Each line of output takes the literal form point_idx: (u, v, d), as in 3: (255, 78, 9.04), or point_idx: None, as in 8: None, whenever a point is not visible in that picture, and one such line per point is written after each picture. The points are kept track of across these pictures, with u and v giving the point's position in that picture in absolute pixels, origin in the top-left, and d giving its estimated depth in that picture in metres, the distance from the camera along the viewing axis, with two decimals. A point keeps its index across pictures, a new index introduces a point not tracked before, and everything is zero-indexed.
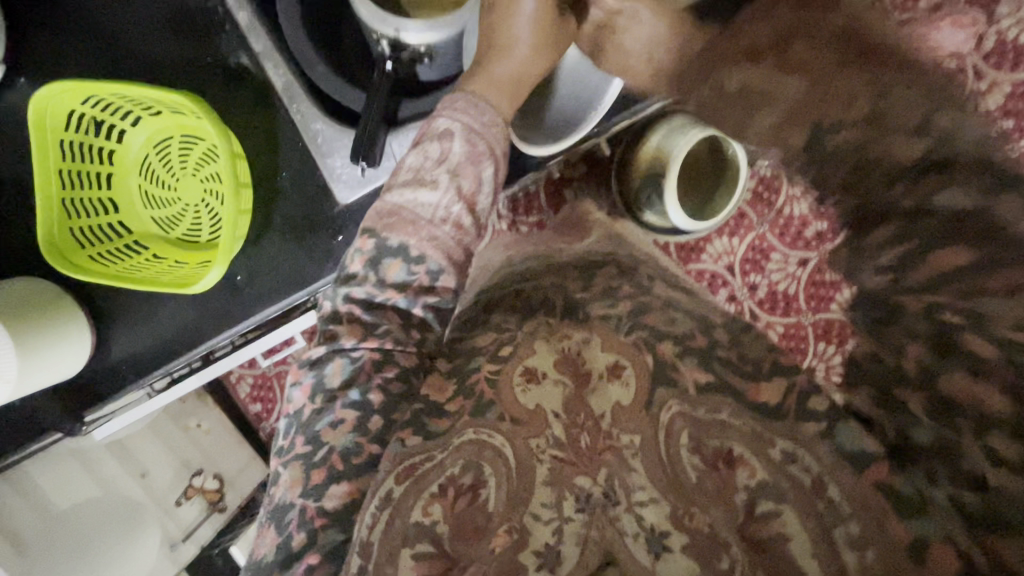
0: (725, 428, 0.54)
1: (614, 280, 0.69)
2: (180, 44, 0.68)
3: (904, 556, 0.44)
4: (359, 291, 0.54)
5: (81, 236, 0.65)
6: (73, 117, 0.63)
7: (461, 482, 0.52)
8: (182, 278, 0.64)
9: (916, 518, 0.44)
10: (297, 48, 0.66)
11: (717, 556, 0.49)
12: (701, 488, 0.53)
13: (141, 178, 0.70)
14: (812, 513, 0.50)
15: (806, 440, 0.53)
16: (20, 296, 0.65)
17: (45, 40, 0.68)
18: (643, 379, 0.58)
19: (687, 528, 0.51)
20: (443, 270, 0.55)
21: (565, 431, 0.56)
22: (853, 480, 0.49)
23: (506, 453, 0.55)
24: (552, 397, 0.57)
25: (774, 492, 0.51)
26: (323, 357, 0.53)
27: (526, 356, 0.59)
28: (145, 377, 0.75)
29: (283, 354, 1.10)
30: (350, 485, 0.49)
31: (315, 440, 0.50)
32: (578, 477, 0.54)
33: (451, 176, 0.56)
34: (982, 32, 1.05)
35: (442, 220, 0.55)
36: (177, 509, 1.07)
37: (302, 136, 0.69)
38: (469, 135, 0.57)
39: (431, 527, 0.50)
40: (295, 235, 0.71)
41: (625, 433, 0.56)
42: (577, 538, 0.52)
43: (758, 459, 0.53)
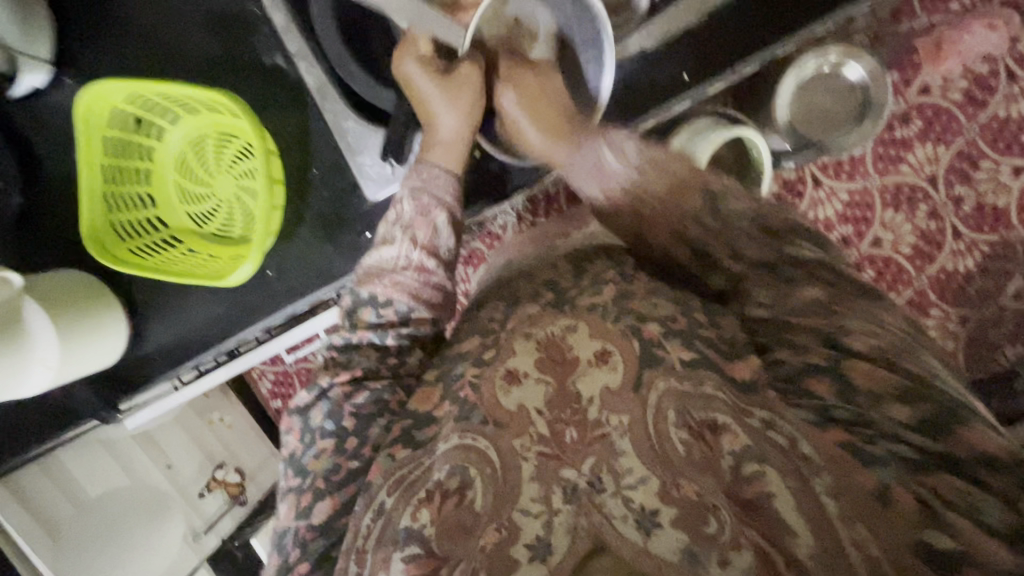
0: (710, 400, 0.44)
1: (603, 266, 0.61)
2: (218, 45, 0.70)
3: (869, 503, 0.39)
4: (338, 339, 0.56)
5: (121, 229, 0.68)
6: (116, 114, 0.66)
7: (446, 486, 0.45)
8: (214, 271, 0.66)
9: (877, 468, 0.40)
10: (330, 48, 0.66)
11: (704, 518, 0.39)
12: (689, 460, 0.42)
13: (178, 174, 0.72)
14: (800, 470, 0.40)
15: (775, 404, 0.44)
16: (63, 286, 0.67)
17: (89, 42, 0.70)
18: (633, 364, 0.47)
19: (675, 500, 0.40)
20: (412, 309, 0.56)
21: (550, 428, 0.46)
22: (817, 432, 0.42)
23: (491, 456, 0.46)
24: (533, 392, 0.48)
25: (756, 454, 0.41)
26: (308, 402, 0.54)
27: (505, 357, 0.51)
28: (177, 368, 0.77)
29: (305, 351, 1.14)
30: (332, 499, 0.48)
31: (304, 471, 0.51)
32: (564, 469, 0.44)
33: (404, 230, 0.57)
34: (1018, 33, 1.01)
35: (404, 266, 0.56)
36: (201, 500, 1.08)
37: (334, 134, 0.70)
38: (415, 194, 0.58)
39: (419, 531, 0.44)
40: (322, 234, 0.72)
41: (614, 415, 0.45)
42: (567, 526, 0.41)
43: (743, 425, 0.43)
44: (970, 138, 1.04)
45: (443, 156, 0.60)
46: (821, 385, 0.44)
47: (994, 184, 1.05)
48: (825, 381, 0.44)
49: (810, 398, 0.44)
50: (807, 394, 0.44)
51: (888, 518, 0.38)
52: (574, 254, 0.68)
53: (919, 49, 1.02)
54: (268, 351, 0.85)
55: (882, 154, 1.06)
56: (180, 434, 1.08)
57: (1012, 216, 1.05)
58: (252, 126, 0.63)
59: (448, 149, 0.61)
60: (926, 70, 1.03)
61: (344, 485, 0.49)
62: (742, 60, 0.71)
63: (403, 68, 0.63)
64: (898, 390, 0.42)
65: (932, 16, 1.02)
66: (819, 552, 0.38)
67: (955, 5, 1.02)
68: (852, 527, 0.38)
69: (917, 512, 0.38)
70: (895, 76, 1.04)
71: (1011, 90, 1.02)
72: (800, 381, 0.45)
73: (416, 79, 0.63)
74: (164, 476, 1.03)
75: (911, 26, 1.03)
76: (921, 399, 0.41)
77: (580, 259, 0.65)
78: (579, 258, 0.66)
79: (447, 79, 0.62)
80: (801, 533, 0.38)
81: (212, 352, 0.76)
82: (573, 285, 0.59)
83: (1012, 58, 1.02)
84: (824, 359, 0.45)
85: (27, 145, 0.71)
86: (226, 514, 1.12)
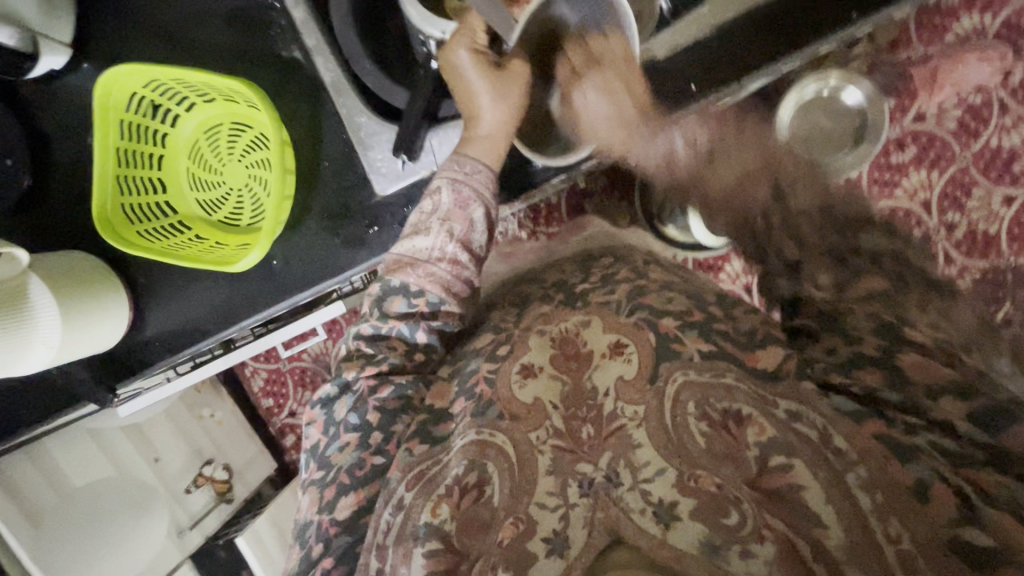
0: (731, 391, 0.46)
1: (611, 267, 0.64)
2: (236, 36, 0.72)
3: (905, 496, 0.38)
4: (366, 328, 0.56)
5: (129, 212, 0.68)
6: (133, 99, 0.66)
7: (465, 482, 0.45)
8: (221, 258, 0.67)
9: (913, 462, 0.39)
10: (347, 45, 0.69)
11: (723, 510, 0.41)
12: (710, 452, 0.44)
13: (190, 161, 0.73)
14: (824, 463, 0.41)
15: (809, 398, 0.44)
16: (71, 267, 0.67)
17: (110, 29, 0.72)
18: (647, 355, 0.49)
19: (693, 491, 0.42)
20: (443, 301, 0.56)
21: (565, 423, 0.48)
22: (852, 426, 0.42)
23: (507, 451, 0.47)
24: (546, 388, 0.50)
25: (783, 445, 0.42)
26: (331, 394, 0.55)
27: (520, 353, 0.53)
28: (176, 355, 0.77)
29: (302, 346, 1.15)
30: (358, 495, 0.49)
31: (326, 465, 0.51)
32: (580, 464, 0.46)
33: (441, 222, 0.57)
34: (1010, 67, 1.04)
35: (438, 258, 0.56)
36: (187, 496, 1.07)
37: (347, 129, 0.70)
38: (456, 185, 0.58)
39: (439, 527, 0.44)
40: (330, 224, 0.73)
41: (630, 405, 0.47)
42: (583, 520, 0.44)
43: (768, 416, 0.44)
44: (963, 166, 1.07)
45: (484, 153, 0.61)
46: (871, 375, 0.44)
47: (986, 212, 1.07)
48: (878, 374, 0.44)
49: (852, 381, 0.45)
50: (852, 378, 0.45)
51: (923, 511, 0.37)
52: (581, 257, 0.71)
53: (917, 77, 1.05)
54: (265, 344, 0.86)
55: (878, 178, 1.09)
56: (169, 427, 1.07)
57: (1002, 244, 1.07)
58: (268, 114, 0.64)
59: (494, 144, 0.62)
60: (922, 99, 1.06)
61: (368, 482, 0.49)
62: (747, 77, 0.72)
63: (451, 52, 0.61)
64: (948, 384, 0.42)
65: (928, 47, 1.05)
66: (847, 546, 0.38)
67: (951, 37, 1.05)
68: (887, 520, 0.38)
69: (956, 506, 0.37)
70: (892, 103, 1.07)
71: (1004, 121, 1.06)
72: (853, 367, 0.46)
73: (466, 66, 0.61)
74: (151, 470, 1.02)
75: (908, 55, 1.06)
76: (973, 395, 0.41)
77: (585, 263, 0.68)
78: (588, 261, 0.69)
79: (498, 73, 0.61)
80: (830, 525, 0.39)
81: (211, 340, 0.76)
82: (583, 282, 0.62)
83: (1004, 91, 1.05)
84: None
85: (40, 126, 0.72)
86: (212, 511, 1.10)
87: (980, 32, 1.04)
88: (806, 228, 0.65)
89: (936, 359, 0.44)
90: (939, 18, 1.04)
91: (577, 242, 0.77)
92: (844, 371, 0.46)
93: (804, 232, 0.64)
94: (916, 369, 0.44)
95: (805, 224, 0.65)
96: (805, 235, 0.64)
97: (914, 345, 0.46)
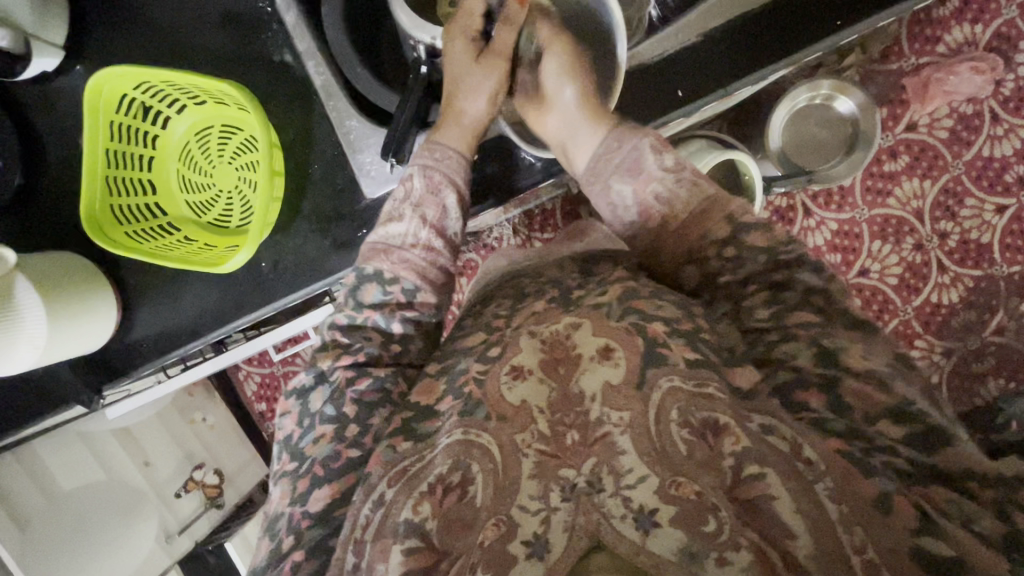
0: (713, 400, 0.45)
1: (609, 268, 0.63)
2: (229, 40, 0.72)
3: (870, 509, 0.41)
4: (341, 318, 0.56)
5: (119, 213, 0.68)
6: (123, 101, 0.67)
7: (448, 481, 0.44)
8: (208, 259, 0.67)
9: (874, 476, 0.42)
10: (339, 49, 0.70)
11: (704, 518, 0.39)
12: (691, 459, 0.42)
13: (180, 163, 0.73)
14: (795, 474, 0.42)
15: (776, 411, 0.46)
16: (60, 268, 0.67)
17: (103, 31, 0.72)
18: (634, 361, 0.47)
19: (675, 499, 0.40)
20: (418, 288, 0.56)
21: (550, 428, 0.45)
22: (817, 437, 0.45)
23: (493, 452, 0.45)
24: (535, 391, 0.48)
25: (757, 455, 0.42)
26: (307, 385, 0.54)
27: (510, 354, 0.51)
28: (162, 357, 0.77)
29: (293, 349, 1.14)
30: (333, 487, 0.49)
31: (300, 456, 0.51)
32: (563, 468, 0.43)
33: (414, 208, 0.58)
34: (1000, 77, 1.05)
35: (412, 245, 0.57)
36: (176, 500, 1.06)
37: (337, 132, 0.71)
38: (426, 170, 0.60)
39: (420, 525, 0.43)
40: (320, 227, 0.73)
41: (615, 412, 0.44)
42: (565, 524, 0.40)
43: (744, 429, 0.43)
44: (955, 176, 1.08)
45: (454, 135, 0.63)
46: (813, 398, 0.47)
47: (978, 221, 1.08)
48: (819, 396, 0.47)
49: (800, 410, 0.47)
50: (799, 405, 0.47)
51: (886, 522, 0.40)
52: (580, 259, 0.70)
53: (908, 87, 1.06)
54: (258, 346, 0.87)
55: (871, 187, 1.09)
56: (161, 430, 1.07)
57: (994, 253, 1.07)
58: (257, 116, 0.64)
59: (460, 130, 0.64)
60: (914, 108, 1.06)
61: (346, 473, 0.49)
62: (738, 80, 0.72)
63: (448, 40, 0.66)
64: (885, 408, 0.45)
65: (920, 58, 1.06)
66: (817, 553, 0.39)
67: (942, 48, 1.06)
68: (851, 532, 0.40)
69: (915, 519, 0.40)
70: (884, 112, 1.08)
71: (995, 131, 1.06)
72: (795, 393, 0.48)
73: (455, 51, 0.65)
74: (140, 473, 1.01)
75: (900, 66, 1.07)
76: (913, 419, 0.44)
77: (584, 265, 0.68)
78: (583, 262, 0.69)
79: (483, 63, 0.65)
80: (801, 535, 0.40)
81: (199, 342, 0.76)
82: (579, 286, 0.60)
83: (996, 101, 1.06)
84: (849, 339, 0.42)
85: (32, 127, 0.72)
86: (201, 516, 1.10)
87: (971, 43, 1.05)
88: (749, 244, 0.55)
89: (876, 385, 0.46)
90: (930, 30, 1.06)
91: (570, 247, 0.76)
92: (787, 402, 0.48)
93: (747, 254, 0.55)
94: (857, 394, 0.46)
95: (751, 240, 0.55)
96: (749, 269, 0.54)
97: (857, 373, 0.47)
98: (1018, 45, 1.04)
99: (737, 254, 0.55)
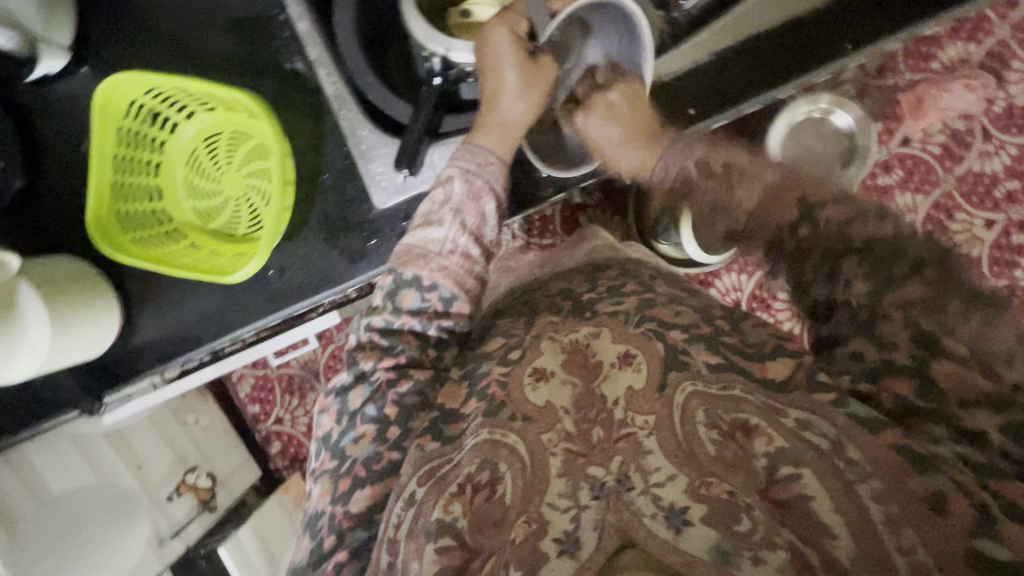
0: (740, 403, 0.46)
1: (618, 279, 0.64)
2: (239, 46, 0.72)
3: (922, 508, 0.38)
4: (378, 320, 0.54)
5: (125, 219, 0.68)
6: (132, 106, 0.66)
7: (477, 480, 0.46)
8: (217, 268, 0.67)
9: (930, 473, 0.39)
10: (351, 58, 0.69)
11: (735, 517, 0.41)
12: (720, 459, 0.44)
13: (188, 169, 0.73)
14: (834, 472, 0.41)
15: (820, 407, 0.45)
16: (62, 273, 0.66)
17: (109, 35, 0.71)
18: (656, 367, 0.50)
19: (705, 498, 0.42)
20: (456, 296, 0.55)
21: (575, 426, 0.48)
22: (869, 437, 0.42)
23: (519, 451, 0.48)
24: (560, 392, 0.51)
25: (793, 456, 0.42)
26: (346, 384, 0.54)
27: (532, 357, 0.53)
28: (166, 363, 0.76)
29: (292, 355, 1.13)
30: (372, 489, 0.49)
31: (341, 455, 0.51)
32: (591, 467, 0.46)
33: (454, 213, 0.55)
34: (991, 95, 1.07)
35: (451, 251, 0.55)
36: (169, 503, 1.05)
37: (348, 141, 0.70)
38: (467, 175, 0.58)
39: (452, 524, 0.44)
40: (329, 236, 0.73)
41: (640, 415, 0.48)
42: (595, 523, 0.43)
43: (776, 427, 0.44)
44: (947, 190, 1.10)
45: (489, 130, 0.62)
46: (902, 384, 0.42)
47: (969, 235, 1.10)
48: (907, 383, 0.42)
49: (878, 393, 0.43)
50: (881, 387, 0.43)
51: (939, 523, 0.37)
52: (589, 266, 0.71)
53: (903, 102, 1.08)
54: (259, 352, 0.84)
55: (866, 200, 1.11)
56: (154, 434, 1.05)
57: (985, 267, 1.10)
58: (271, 127, 0.64)
59: (502, 132, 0.62)
60: (908, 123, 1.08)
61: (386, 477, 0.49)
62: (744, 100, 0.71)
63: (490, 31, 0.64)
64: (980, 395, 0.40)
65: (914, 74, 1.08)
66: (859, 555, 0.38)
67: (936, 65, 1.08)
68: (898, 532, 0.38)
69: (973, 519, 0.37)
70: (880, 127, 1.09)
71: (986, 148, 1.09)
72: (881, 378, 0.43)
73: (495, 44, 0.64)
74: (133, 476, 0.99)
75: (895, 81, 1.08)
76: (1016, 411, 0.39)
77: (591, 273, 0.68)
78: (594, 271, 0.69)
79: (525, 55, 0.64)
80: (840, 535, 0.39)
81: (204, 349, 0.75)
82: (590, 291, 0.63)
83: (987, 118, 1.08)
84: (907, 360, 0.42)
85: (36, 130, 0.71)
86: (194, 519, 1.08)
87: (964, 61, 1.07)
88: (826, 217, 0.46)
89: (977, 368, 0.40)
90: (924, 47, 1.07)
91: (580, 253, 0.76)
92: (871, 383, 0.44)
93: (826, 230, 0.46)
94: (948, 378, 0.41)
95: (829, 212, 0.46)
96: (836, 246, 0.45)
97: (954, 354, 0.40)
98: (1010, 64, 1.07)
99: (814, 227, 0.47)
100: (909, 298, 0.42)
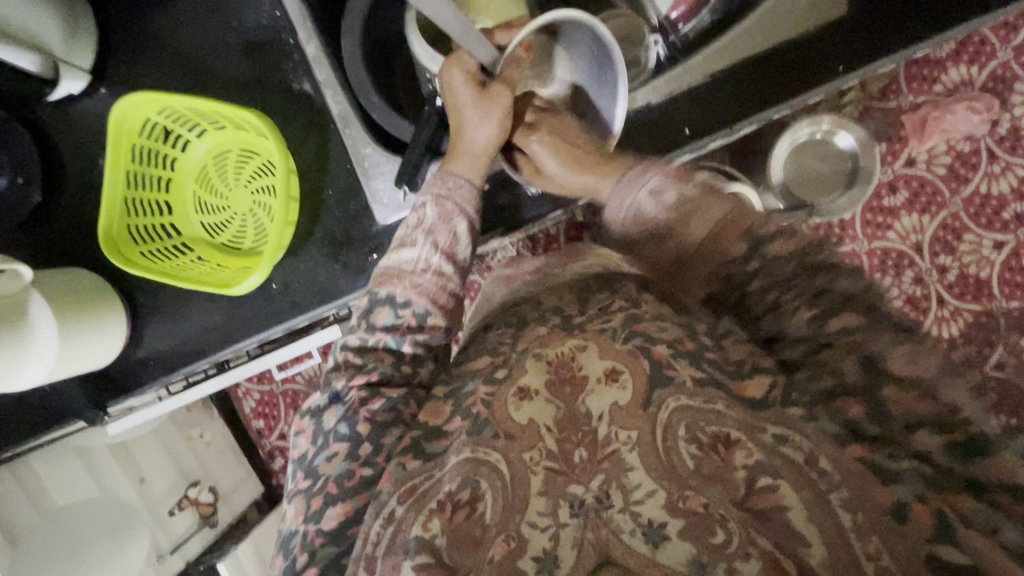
0: (722, 416, 0.46)
1: (607, 292, 0.62)
2: (249, 66, 0.75)
3: (888, 519, 0.40)
4: (354, 339, 0.57)
5: (136, 233, 0.70)
6: (146, 125, 0.69)
7: (458, 498, 0.46)
8: (222, 279, 0.68)
9: (894, 484, 0.41)
10: (356, 80, 0.71)
11: (711, 529, 0.42)
12: (698, 472, 0.45)
13: (197, 185, 0.75)
14: (809, 487, 0.42)
15: (794, 422, 0.45)
16: (75, 287, 0.69)
17: (128, 58, 0.75)
18: (642, 382, 0.49)
19: (682, 511, 0.43)
20: (429, 313, 0.56)
21: (558, 445, 0.48)
22: (835, 448, 0.43)
23: (501, 470, 0.48)
24: (544, 410, 0.50)
25: (769, 469, 0.43)
26: (322, 405, 0.55)
27: (516, 376, 0.52)
28: (168, 375, 0.77)
29: (294, 369, 1.12)
30: (345, 505, 0.49)
31: (314, 474, 0.51)
32: (570, 485, 0.46)
33: (426, 234, 0.58)
34: (995, 117, 1.07)
35: (423, 269, 0.56)
36: (169, 519, 1.03)
37: (351, 159, 0.72)
38: (439, 199, 0.59)
39: (430, 541, 0.45)
40: (331, 251, 0.74)
41: (623, 430, 0.47)
42: (573, 540, 0.44)
43: (757, 442, 0.45)
44: (954, 212, 1.09)
45: (469, 161, 0.63)
46: (854, 406, 0.44)
47: (977, 256, 1.09)
48: (860, 406, 0.44)
49: (838, 416, 0.44)
50: (837, 412, 0.44)
51: (902, 531, 0.40)
52: (585, 278, 0.68)
53: (906, 124, 1.08)
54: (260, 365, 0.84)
55: (871, 220, 1.11)
56: (157, 447, 1.04)
57: (994, 289, 1.09)
58: (276, 145, 0.66)
59: (477, 156, 0.63)
60: (912, 144, 1.08)
61: (357, 493, 0.49)
62: (743, 120, 0.74)
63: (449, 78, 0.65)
64: (928, 417, 0.41)
65: (918, 96, 1.08)
66: (832, 562, 0.40)
67: (939, 87, 1.08)
68: (866, 539, 0.40)
69: (933, 527, 0.39)
70: (883, 148, 1.10)
71: (992, 169, 1.09)
72: (835, 400, 0.45)
73: (457, 91, 0.65)
74: (135, 490, 0.99)
75: (898, 103, 1.09)
76: (953, 428, 0.41)
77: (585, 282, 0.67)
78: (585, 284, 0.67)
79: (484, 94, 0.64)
80: (813, 543, 0.41)
81: (206, 360, 0.77)
82: (580, 312, 0.59)
83: (992, 140, 1.08)
84: (854, 379, 0.44)
85: (54, 148, 0.74)
86: (194, 535, 1.06)
87: (967, 84, 1.07)
88: (774, 251, 0.50)
89: (920, 394, 0.42)
90: (927, 70, 1.08)
91: (578, 265, 0.72)
92: (825, 405, 0.45)
93: (773, 262, 0.49)
94: (900, 405, 0.42)
95: (774, 246, 0.50)
96: (782, 274, 0.49)
97: (898, 379, 0.43)
98: (1014, 86, 1.07)
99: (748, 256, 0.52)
100: (850, 326, 0.45)
